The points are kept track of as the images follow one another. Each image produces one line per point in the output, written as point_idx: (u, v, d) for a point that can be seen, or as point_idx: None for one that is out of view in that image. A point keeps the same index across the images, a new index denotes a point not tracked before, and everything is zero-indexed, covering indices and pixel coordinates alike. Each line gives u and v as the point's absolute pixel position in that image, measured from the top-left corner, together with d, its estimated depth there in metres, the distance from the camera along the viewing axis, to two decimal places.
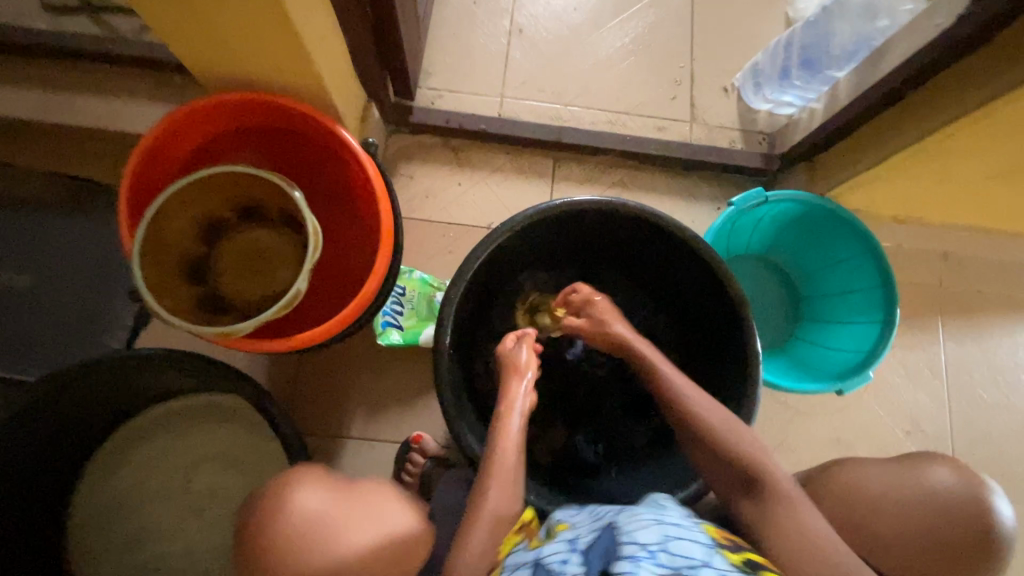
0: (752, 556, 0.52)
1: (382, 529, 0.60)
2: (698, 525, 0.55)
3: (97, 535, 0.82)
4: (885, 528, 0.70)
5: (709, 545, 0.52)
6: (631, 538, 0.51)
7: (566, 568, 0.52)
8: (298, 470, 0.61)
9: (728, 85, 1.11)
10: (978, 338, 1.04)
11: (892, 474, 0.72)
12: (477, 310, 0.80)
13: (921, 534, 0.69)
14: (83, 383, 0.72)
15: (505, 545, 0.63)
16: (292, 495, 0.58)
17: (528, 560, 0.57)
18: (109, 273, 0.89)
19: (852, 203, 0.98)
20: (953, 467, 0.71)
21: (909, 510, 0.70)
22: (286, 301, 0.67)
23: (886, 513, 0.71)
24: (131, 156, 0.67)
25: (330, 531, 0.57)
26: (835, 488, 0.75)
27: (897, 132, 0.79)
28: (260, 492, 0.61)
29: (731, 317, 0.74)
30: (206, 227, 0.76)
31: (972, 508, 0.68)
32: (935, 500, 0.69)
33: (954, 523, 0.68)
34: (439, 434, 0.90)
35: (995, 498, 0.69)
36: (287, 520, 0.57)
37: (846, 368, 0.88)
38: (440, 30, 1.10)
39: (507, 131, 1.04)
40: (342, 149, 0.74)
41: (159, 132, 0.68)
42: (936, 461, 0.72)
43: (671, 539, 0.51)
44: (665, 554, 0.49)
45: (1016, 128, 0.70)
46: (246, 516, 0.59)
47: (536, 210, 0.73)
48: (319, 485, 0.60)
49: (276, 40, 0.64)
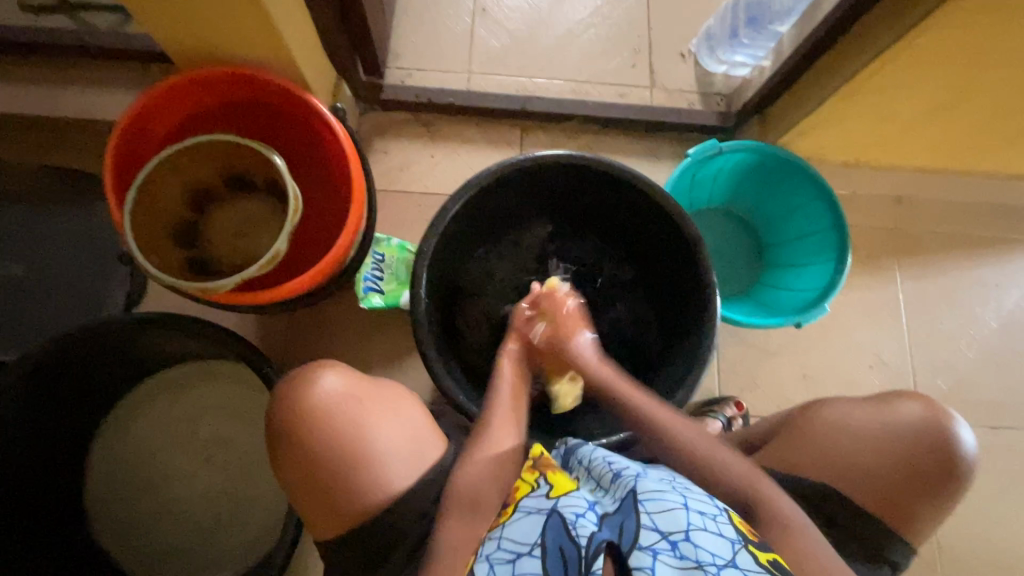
0: (779, 559, 0.50)
1: (405, 420, 0.64)
2: (725, 515, 0.53)
3: (108, 496, 0.87)
4: (863, 464, 0.60)
5: (735, 541, 0.50)
6: (653, 524, 0.50)
7: (581, 525, 0.51)
8: (325, 360, 0.67)
9: (685, 51, 1.16)
10: (933, 273, 1.10)
11: (865, 409, 0.63)
12: (449, 265, 0.85)
13: (886, 467, 0.60)
14: (84, 351, 0.76)
15: (521, 486, 0.61)
16: (322, 380, 0.63)
17: (544, 507, 0.55)
18: (101, 253, 0.93)
19: (805, 150, 1.04)
20: (930, 404, 0.63)
21: (876, 444, 0.61)
22: (268, 260, 0.72)
23: (862, 452, 0.61)
24: (117, 126, 0.72)
25: (359, 403, 0.63)
26: (808, 432, 0.64)
27: (834, 75, 0.85)
28: (283, 383, 0.65)
29: (689, 255, 0.79)
30: (195, 193, 0.82)
31: (944, 445, 0.60)
32: (906, 432, 0.61)
33: (925, 456, 0.60)
34: (425, 390, 0.95)
35: (960, 429, 0.61)
36: (320, 397, 0.62)
37: (805, 304, 0.93)
38: (405, 13, 1.15)
39: (475, 104, 1.09)
40: (313, 116, 0.79)
41: (140, 107, 0.73)
42: (903, 396, 0.64)
43: (695, 531, 0.49)
44: (688, 548, 0.48)
45: (940, 61, 0.75)
46: (277, 401, 0.64)
47: (499, 164, 0.77)
48: (345, 370, 0.65)
49: (246, 14, 0.68)
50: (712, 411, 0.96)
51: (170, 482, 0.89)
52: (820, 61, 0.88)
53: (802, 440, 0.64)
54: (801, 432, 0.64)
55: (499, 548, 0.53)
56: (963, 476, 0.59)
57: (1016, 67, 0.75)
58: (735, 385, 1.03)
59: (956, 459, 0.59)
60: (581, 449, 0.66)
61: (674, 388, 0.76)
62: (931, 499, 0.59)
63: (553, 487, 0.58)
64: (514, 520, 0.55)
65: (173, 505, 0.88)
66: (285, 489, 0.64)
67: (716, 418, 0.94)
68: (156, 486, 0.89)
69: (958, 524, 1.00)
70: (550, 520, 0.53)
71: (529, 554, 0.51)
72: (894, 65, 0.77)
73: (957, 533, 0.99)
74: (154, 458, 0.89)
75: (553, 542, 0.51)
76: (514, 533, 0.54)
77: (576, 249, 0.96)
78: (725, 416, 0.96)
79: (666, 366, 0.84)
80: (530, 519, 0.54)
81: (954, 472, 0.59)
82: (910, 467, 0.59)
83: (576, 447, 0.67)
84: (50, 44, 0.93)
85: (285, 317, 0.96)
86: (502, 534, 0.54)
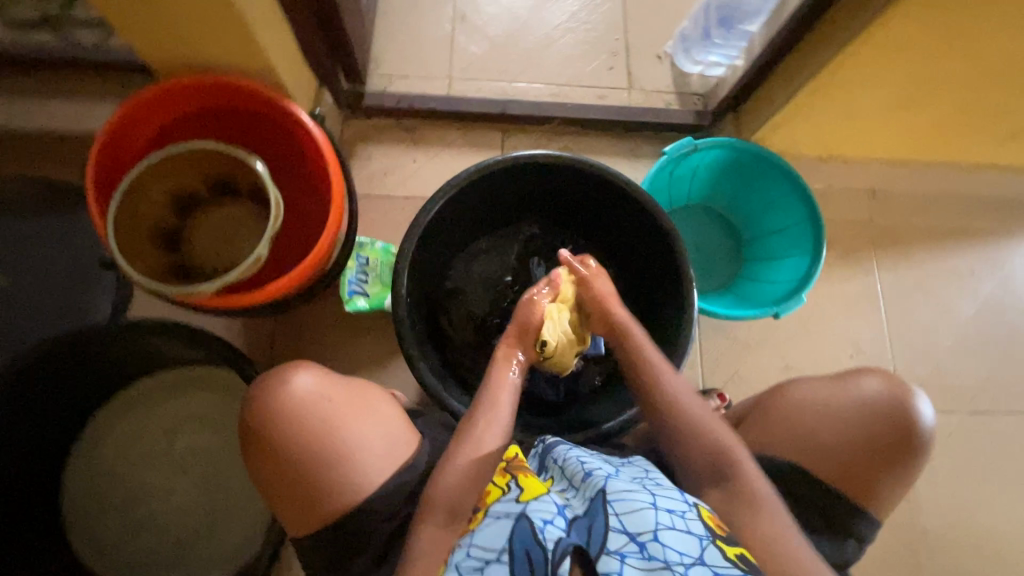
0: (748, 553, 0.52)
1: (379, 417, 0.65)
2: (693, 511, 0.55)
3: (93, 503, 0.88)
4: (826, 436, 0.65)
5: (703, 536, 0.52)
6: (621, 526, 0.52)
7: (549, 530, 0.51)
8: (298, 360, 0.68)
9: (662, 53, 1.19)
10: (909, 263, 1.12)
11: (828, 386, 0.68)
12: (431, 265, 0.86)
13: (850, 438, 0.64)
14: (67, 357, 0.77)
15: (492, 490, 0.62)
16: (295, 379, 0.64)
17: (514, 511, 0.56)
18: (85, 261, 0.93)
19: (779, 146, 1.06)
20: (887, 377, 0.67)
21: (839, 418, 0.65)
22: (248, 264, 0.73)
23: (825, 424, 0.65)
24: (98, 134, 0.73)
25: (334, 402, 0.63)
26: (776, 409, 0.69)
27: (801, 70, 0.87)
28: (256, 385, 0.65)
29: (666, 249, 0.81)
30: (178, 200, 0.84)
31: (903, 414, 0.65)
32: (866, 405, 0.66)
33: (885, 425, 0.64)
34: (410, 390, 0.96)
35: (918, 402, 0.66)
36: (292, 396, 0.63)
37: (784, 295, 0.95)
38: (386, 21, 1.17)
39: (456, 108, 1.11)
40: (292, 122, 0.80)
41: (120, 115, 0.74)
42: (864, 372, 0.68)
43: (663, 530, 0.51)
44: (656, 547, 0.49)
45: (899, 55, 0.78)
46: (250, 403, 0.64)
47: (477, 165, 0.79)
48: (320, 371, 0.66)
49: (226, 25, 0.70)
50: None
51: (158, 486, 0.89)
52: (788, 58, 0.90)
53: (772, 420, 0.68)
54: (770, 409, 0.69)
55: (469, 555, 0.54)
56: (922, 443, 0.64)
57: (974, 60, 0.78)
58: (718, 378, 1.04)
59: (915, 426, 0.64)
60: (558, 447, 0.67)
61: None
62: (893, 465, 0.64)
63: (524, 491, 0.59)
64: (485, 526, 0.56)
65: (160, 509, 0.89)
66: (258, 488, 0.64)
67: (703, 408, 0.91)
68: (143, 492, 0.89)
69: (941, 509, 1.01)
70: (518, 524, 0.53)
71: (498, 559, 0.51)
72: (856, 60, 0.79)
73: (938, 518, 1.00)
74: (142, 464, 0.90)
75: (520, 545, 0.50)
76: (484, 539, 0.54)
77: (557, 247, 0.98)
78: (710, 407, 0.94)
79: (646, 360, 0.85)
80: (500, 524, 0.55)
81: (913, 439, 0.64)
82: (871, 437, 0.64)
83: (553, 445, 0.68)
84: (36, 57, 0.95)
85: (270, 322, 0.97)
86: (472, 541, 0.55)
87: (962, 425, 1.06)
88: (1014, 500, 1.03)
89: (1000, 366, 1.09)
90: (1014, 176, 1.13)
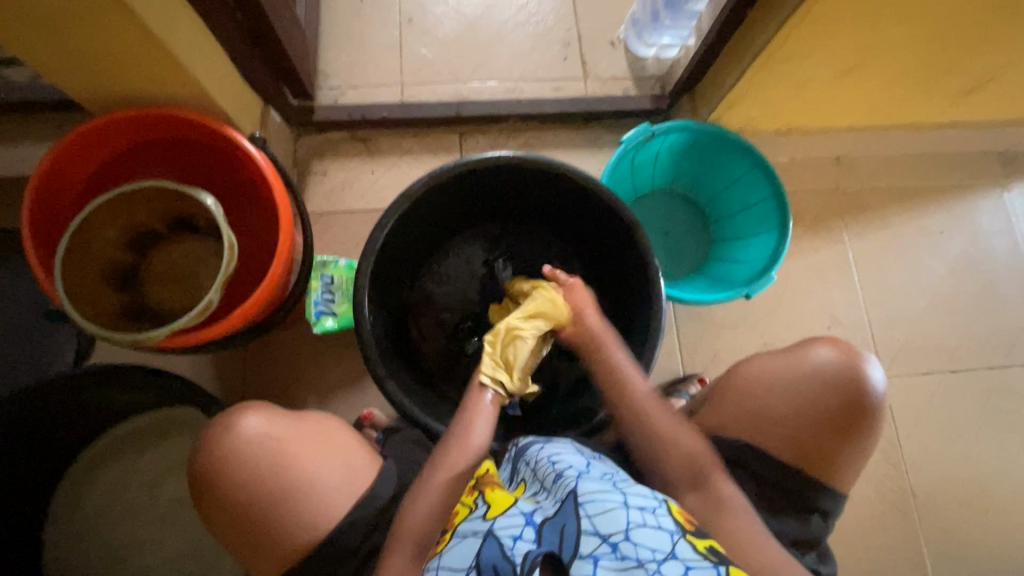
0: (717, 544, 0.50)
1: (333, 453, 0.64)
2: (663, 506, 0.53)
3: (73, 554, 0.86)
4: (779, 412, 0.64)
5: (674, 532, 0.50)
6: (594, 527, 0.49)
7: (518, 546, 0.49)
8: (247, 402, 0.66)
9: (615, 39, 1.17)
10: (877, 229, 1.12)
11: (776, 360, 0.67)
12: (391, 280, 0.85)
13: (803, 409, 0.64)
14: (28, 411, 0.75)
15: (461, 510, 0.61)
16: (240, 422, 0.62)
17: (481, 529, 0.53)
18: (37, 309, 0.89)
19: (738, 122, 1.05)
20: (835, 344, 0.67)
21: (789, 390, 0.65)
22: (199, 309, 0.71)
23: (777, 401, 0.65)
24: (31, 178, 0.71)
25: (282, 443, 0.62)
26: (733, 390, 0.68)
27: (751, 44, 0.86)
28: (202, 434, 0.63)
29: (629, 240, 0.80)
30: (131, 240, 0.82)
31: (852, 381, 0.64)
32: (819, 377, 0.65)
33: (835, 393, 0.64)
34: (388, 407, 0.95)
35: (870, 368, 0.65)
36: (237, 442, 0.61)
37: (755, 274, 0.94)
38: (332, 31, 1.14)
39: (408, 114, 1.08)
40: (235, 149, 0.78)
41: (54, 156, 0.72)
42: (815, 342, 0.68)
43: (635, 529, 0.48)
44: (628, 547, 0.47)
45: (845, 23, 0.77)
46: (196, 457, 0.62)
47: (429, 174, 0.76)
48: (268, 410, 0.64)
49: (146, 54, 0.67)
50: (676, 391, 0.98)
51: (137, 530, 0.88)
52: (738, 32, 0.89)
53: (726, 398, 0.68)
54: (727, 393, 0.68)
55: None
56: (874, 408, 0.64)
57: (916, 22, 0.77)
58: (696, 362, 1.04)
59: (865, 392, 0.64)
60: (530, 448, 0.65)
61: None
62: (863, 438, 0.63)
63: (491, 507, 0.57)
64: (452, 546, 0.54)
65: (142, 552, 0.87)
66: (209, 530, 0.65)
67: (681, 397, 0.96)
68: (122, 536, 0.87)
69: (927, 470, 1.01)
70: (485, 543, 0.51)
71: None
72: (800, 32, 0.78)
73: (926, 478, 1.01)
74: (119, 509, 0.88)
75: (488, 561, 0.48)
76: (451, 559, 0.52)
77: (522, 246, 0.97)
78: (689, 393, 0.98)
79: None
80: (467, 543, 0.53)
81: (867, 404, 0.63)
82: (826, 408, 0.63)
83: (526, 447, 0.67)
84: None
85: (238, 351, 0.95)
86: (440, 563, 0.53)
87: (944, 383, 1.06)
88: (997, 455, 1.03)
89: (974, 322, 1.09)
90: (976, 132, 1.12)
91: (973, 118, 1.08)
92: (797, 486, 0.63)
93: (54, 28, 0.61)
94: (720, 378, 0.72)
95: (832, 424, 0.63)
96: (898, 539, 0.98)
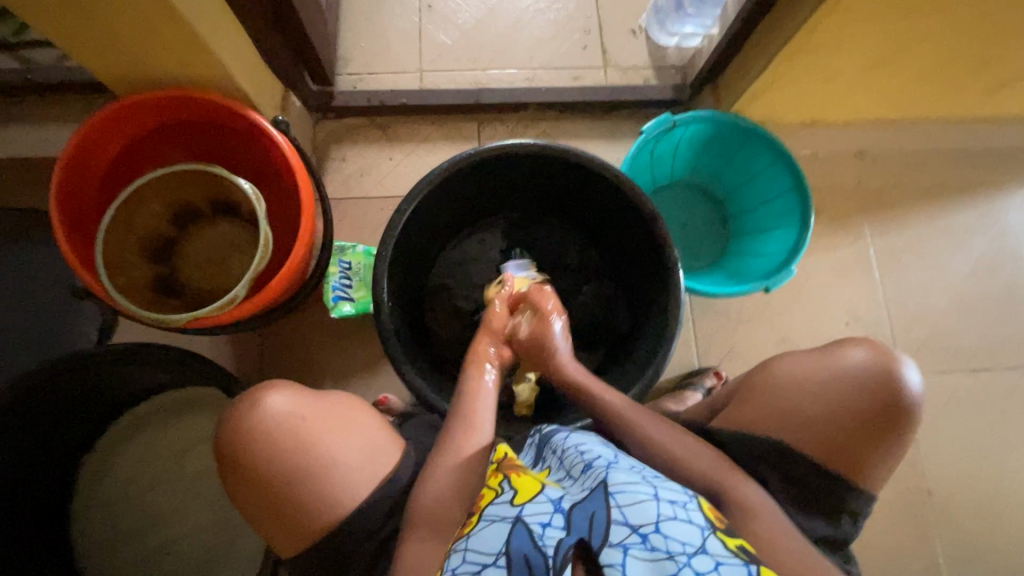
0: (747, 543, 0.50)
1: (358, 431, 0.65)
2: (693, 501, 0.53)
3: (96, 528, 0.88)
4: (808, 410, 0.64)
5: (704, 528, 0.50)
6: (624, 518, 0.49)
7: (548, 534, 0.49)
8: (273, 380, 0.67)
9: (636, 27, 1.15)
10: (900, 225, 1.10)
11: (810, 359, 0.67)
12: (408, 266, 0.85)
13: (834, 411, 0.63)
14: (49, 389, 0.76)
15: (486, 493, 0.59)
16: (267, 397, 0.63)
17: (509, 514, 0.53)
18: (59, 287, 0.90)
19: (761, 113, 1.03)
20: (871, 345, 0.66)
21: (820, 389, 0.65)
22: (226, 300, 0.72)
23: (806, 399, 0.65)
24: (69, 145, 0.72)
25: (308, 419, 0.63)
26: (761, 387, 0.68)
27: (778, 35, 0.84)
28: (229, 410, 0.64)
29: (648, 230, 0.79)
30: (170, 216, 0.83)
31: (888, 381, 0.63)
32: (850, 376, 0.64)
33: (868, 395, 0.63)
34: (403, 393, 0.96)
35: (906, 370, 0.64)
36: (264, 415, 0.62)
37: (774, 268, 0.93)
38: (351, 17, 1.14)
39: (426, 101, 1.08)
40: (262, 135, 0.78)
41: (93, 127, 0.73)
42: (850, 342, 0.67)
43: (665, 521, 0.49)
44: (658, 538, 0.47)
45: (877, 15, 0.75)
46: (223, 430, 0.63)
47: (450, 159, 0.76)
48: (294, 388, 0.65)
49: (170, 35, 0.67)
50: (691, 383, 0.98)
51: (160, 508, 0.90)
52: (764, 21, 0.87)
53: (756, 393, 0.68)
54: (755, 392, 0.68)
55: (465, 560, 0.52)
56: (908, 410, 0.63)
57: (951, 13, 0.75)
58: (712, 356, 1.03)
59: (900, 395, 0.63)
60: (555, 436, 0.65)
61: (644, 367, 0.77)
62: (886, 437, 0.63)
63: (518, 492, 0.56)
64: (480, 530, 0.54)
65: (164, 527, 0.89)
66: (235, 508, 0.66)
67: (696, 390, 0.96)
68: (145, 512, 0.90)
69: (945, 470, 1.00)
70: (515, 530, 0.51)
71: (496, 564, 0.50)
72: (828, 24, 0.77)
73: (943, 478, 1.00)
74: (141, 485, 0.90)
75: (519, 551, 0.49)
76: (480, 543, 0.52)
77: (539, 235, 0.97)
78: (704, 386, 0.97)
79: (635, 346, 0.85)
80: (495, 528, 0.53)
81: (900, 404, 0.63)
82: (859, 410, 0.63)
83: (552, 434, 0.67)
84: None
85: (257, 334, 0.96)
86: (467, 545, 0.53)
87: (964, 382, 1.04)
88: (1016, 455, 1.02)
89: (997, 323, 1.07)
90: (1007, 128, 1.10)
91: (1002, 113, 1.05)
92: (815, 481, 0.63)
93: (82, 10, 0.61)
94: (749, 375, 0.72)
95: (862, 425, 0.62)
96: (913, 539, 0.97)
